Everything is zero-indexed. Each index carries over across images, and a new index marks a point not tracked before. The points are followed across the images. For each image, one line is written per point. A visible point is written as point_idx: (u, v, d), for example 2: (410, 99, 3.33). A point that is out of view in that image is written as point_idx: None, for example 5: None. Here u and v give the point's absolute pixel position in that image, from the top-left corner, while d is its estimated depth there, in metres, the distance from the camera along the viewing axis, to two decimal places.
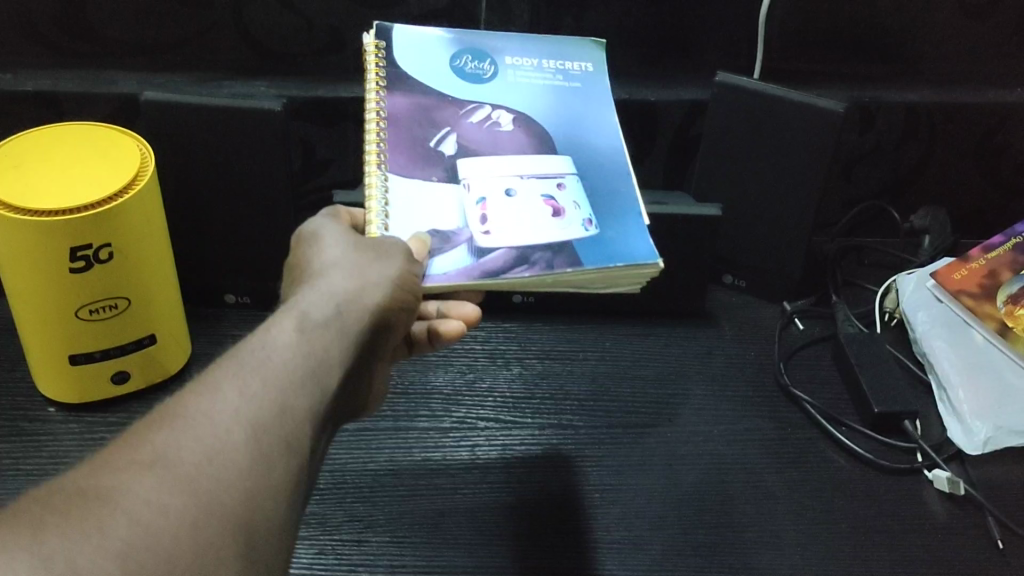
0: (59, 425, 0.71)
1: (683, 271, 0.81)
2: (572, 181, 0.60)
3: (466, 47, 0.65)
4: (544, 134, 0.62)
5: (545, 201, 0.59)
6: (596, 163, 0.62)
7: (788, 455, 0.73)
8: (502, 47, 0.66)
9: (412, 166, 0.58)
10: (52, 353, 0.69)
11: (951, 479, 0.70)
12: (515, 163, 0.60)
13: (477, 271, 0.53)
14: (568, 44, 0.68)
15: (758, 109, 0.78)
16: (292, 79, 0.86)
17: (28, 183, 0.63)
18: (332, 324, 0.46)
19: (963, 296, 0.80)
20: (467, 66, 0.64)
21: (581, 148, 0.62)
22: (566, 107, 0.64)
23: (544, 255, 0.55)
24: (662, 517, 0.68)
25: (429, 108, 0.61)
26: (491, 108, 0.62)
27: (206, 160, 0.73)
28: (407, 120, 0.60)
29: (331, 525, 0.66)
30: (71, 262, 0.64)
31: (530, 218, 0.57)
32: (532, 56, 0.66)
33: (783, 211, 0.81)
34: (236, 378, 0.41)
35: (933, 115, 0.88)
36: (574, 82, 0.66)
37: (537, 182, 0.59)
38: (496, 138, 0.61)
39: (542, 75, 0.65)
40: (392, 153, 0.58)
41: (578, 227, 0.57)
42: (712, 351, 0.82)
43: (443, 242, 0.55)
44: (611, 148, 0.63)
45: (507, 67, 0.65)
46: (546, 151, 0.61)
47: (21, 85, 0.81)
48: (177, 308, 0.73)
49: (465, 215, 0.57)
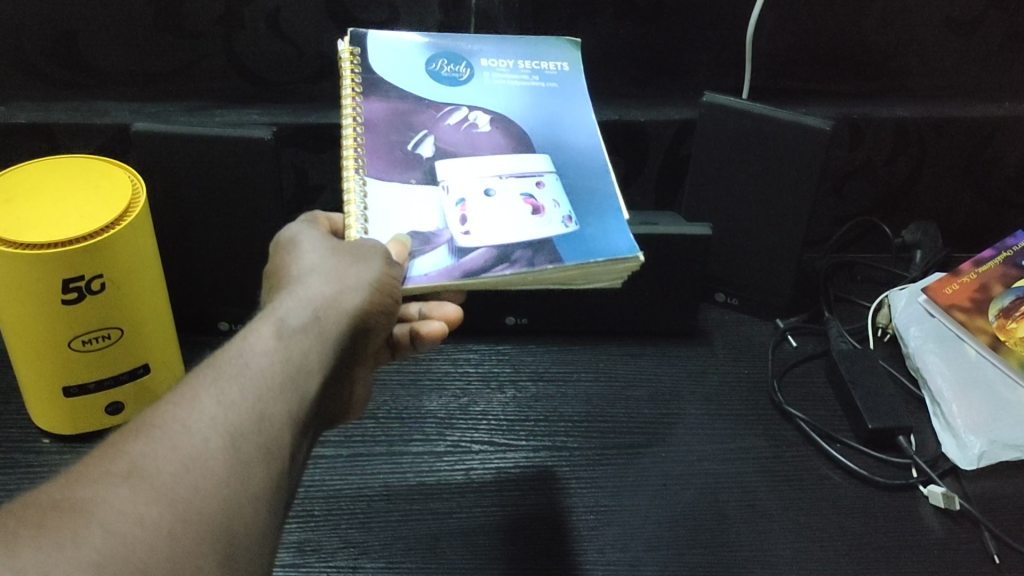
0: (54, 457, 0.71)
1: (674, 291, 0.81)
2: (551, 180, 0.60)
3: (442, 52, 0.65)
4: (521, 133, 0.62)
5: (525, 199, 0.59)
6: (574, 161, 0.62)
7: (783, 473, 0.73)
8: (477, 50, 0.66)
9: (390, 170, 0.58)
10: (46, 384, 0.69)
11: (946, 494, 0.70)
12: (493, 163, 0.60)
13: (458, 271, 0.53)
14: (544, 45, 0.69)
15: (747, 130, 0.78)
16: (285, 106, 0.87)
17: (19, 217, 0.63)
18: (310, 329, 0.46)
19: (954, 311, 0.80)
20: (443, 70, 0.64)
21: (561, 146, 0.63)
22: (543, 108, 0.64)
23: (525, 254, 0.55)
24: (659, 537, 0.68)
25: (406, 113, 0.61)
26: (468, 110, 0.63)
27: (198, 189, 0.74)
28: (384, 125, 0.60)
29: (326, 552, 0.65)
30: (64, 294, 0.64)
31: (510, 217, 0.57)
32: (508, 58, 0.67)
33: (774, 229, 0.81)
34: (213, 386, 0.41)
35: (922, 130, 0.89)
36: (550, 82, 0.66)
37: (515, 181, 0.59)
38: (472, 137, 0.61)
39: (518, 76, 0.66)
40: (370, 158, 0.58)
41: (558, 224, 0.57)
42: (706, 370, 0.82)
43: (423, 244, 0.55)
44: (589, 146, 0.63)
45: (483, 70, 0.65)
46: (524, 150, 0.61)
47: (14, 117, 0.81)
48: (170, 337, 0.73)
49: (444, 216, 0.57)
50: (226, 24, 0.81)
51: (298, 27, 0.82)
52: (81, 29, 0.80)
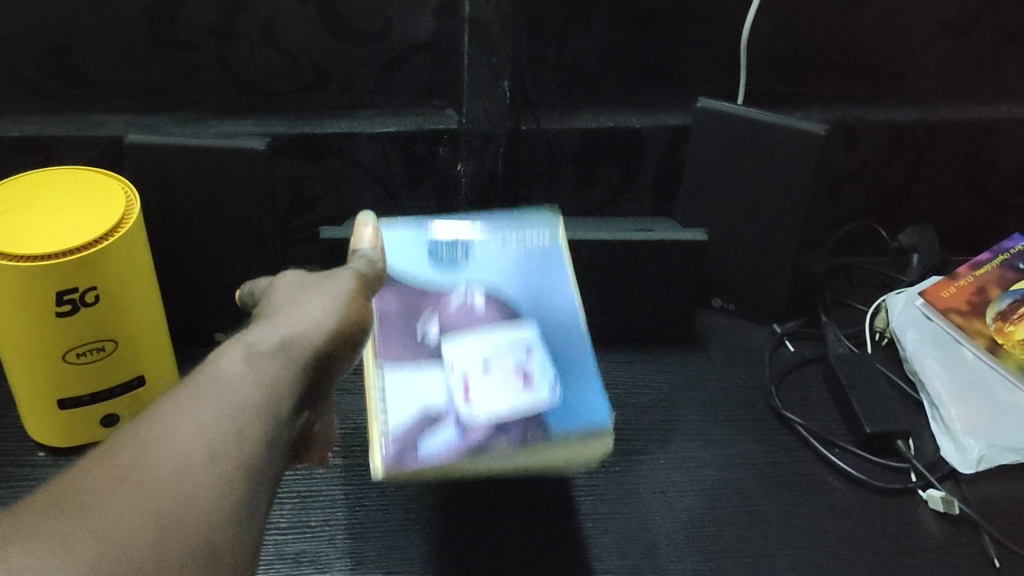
0: (50, 470, 0.71)
1: (670, 297, 0.81)
2: (539, 349, 0.66)
3: (440, 240, 0.72)
4: (513, 307, 0.69)
5: (516, 368, 0.65)
6: (557, 325, 0.68)
7: (780, 479, 0.72)
8: (470, 230, 0.73)
9: (405, 356, 0.65)
10: (40, 396, 0.69)
11: (946, 498, 0.69)
12: (488, 336, 0.66)
13: (465, 449, 0.59)
14: (528, 215, 0.75)
15: (741, 135, 0.78)
16: (279, 116, 0.87)
17: (13, 229, 0.63)
18: (290, 348, 0.47)
19: (951, 314, 0.80)
20: (443, 255, 0.71)
21: (546, 313, 0.69)
22: (528, 280, 0.71)
23: (518, 427, 0.61)
24: (656, 545, 0.67)
25: (415, 300, 0.68)
26: (467, 288, 0.69)
27: (192, 200, 0.74)
28: (397, 321, 0.67)
29: (323, 563, 0.65)
30: (58, 306, 0.64)
31: (506, 388, 0.63)
32: (497, 233, 0.73)
33: (769, 235, 0.81)
34: (200, 393, 0.42)
35: (916, 132, 0.89)
36: (536, 244, 0.73)
37: (507, 353, 0.66)
38: (469, 316, 0.68)
39: (508, 249, 0.73)
40: (387, 349, 0.65)
41: (542, 393, 0.63)
42: (703, 376, 0.81)
43: (433, 421, 0.61)
44: (571, 309, 0.70)
45: (476, 251, 0.72)
46: (514, 319, 0.68)
47: (8, 131, 0.81)
48: (166, 348, 0.73)
49: (451, 390, 0.63)
50: (220, 35, 0.81)
51: (292, 38, 0.82)
52: (75, 42, 0.80)
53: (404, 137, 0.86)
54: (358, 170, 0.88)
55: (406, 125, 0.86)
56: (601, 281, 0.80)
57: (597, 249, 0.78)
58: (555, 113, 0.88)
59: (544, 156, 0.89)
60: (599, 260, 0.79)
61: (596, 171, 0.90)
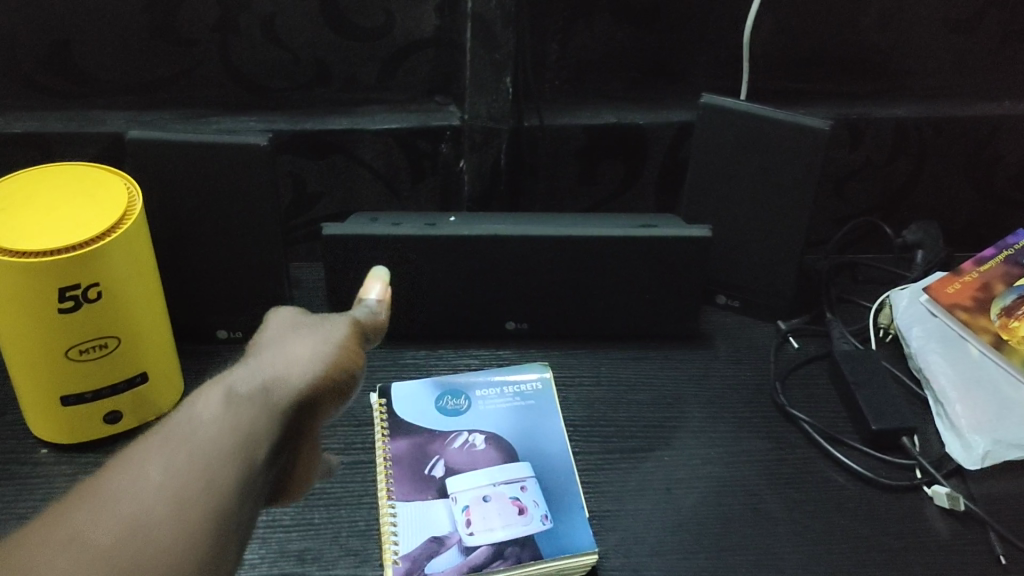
0: (52, 467, 0.71)
1: (675, 294, 0.81)
2: (533, 483, 0.69)
3: (446, 389, 0.77)
4: (511, 448, 0.72)
5: (511, 501, 0.68)
6: (553, 466, 0.71)
7: (786, 476, 0.72)
8: (472, 381, 0.77)
9: (413, 493, 0.68)
10: (42, 394, 0.68)
11: (952, 495, 0.69)
12: (487, 475, 0.70)
13: (466, 566, 0.63)
14: (522, 367, 0.79)
15: (745, 131, 0.78)
16: (281, 112, 0.86)
17: (16, 225, 0.63)
18: (266, 394, 0.41)
19: (957, 310, 0.79)
20: (447, 405, 0.75)
21: (539, 453, 0.72)
22: (523, 422, 0.74)
23: (515, 549, 0.64)
24: (661, 543, 0.67)
25: (423, 443, 0.72)
26: (468, 433, 0.73)
27: (195, 196, 0.73)
28: (406, 461, 0.71)
29: (327, 561, 0.65)
30: (60, 303, 0.63)
31: (502, 520, 0.66)
32: (496, 384, 0.77)
33: (774, 231, 0.81)
34: (161, 448, 0.37)
35: (921, 128, 0.88)
36: (529, 399, 0.76)
37: (504, 487, 0.69)
38: (471, 454, 0.71)
39: (505, 399, 0.76)
40: (396, 485, 0.69)
41: (537, 524, 0.66)
42: (707, 373, 0.81)
43: (438, 546, 0.65)
44: (562, 449, 0.72)
45: (478, 400, 0.76)
46: (511, 460, 0.71)
47: (9, 127, 0.81)
48: (169, 345, 0.73)
49: (453, 520, 0.66)
50: (222, 31, 0.81)
51: (294, 34, 0.82)
52: (76, 38, 0.80)
53: (407, 134, 0.85)
54: (361, 167, 0.87)
55: (409, 122, 0.86)
56: (605, 277, 0.80)
57: (602, 246, 0.78)
58: (558, 110, 0.88)
59: (547, 153, 0.88)
60: (603, 256, 0.78)
61: (599, 168, 0.90)
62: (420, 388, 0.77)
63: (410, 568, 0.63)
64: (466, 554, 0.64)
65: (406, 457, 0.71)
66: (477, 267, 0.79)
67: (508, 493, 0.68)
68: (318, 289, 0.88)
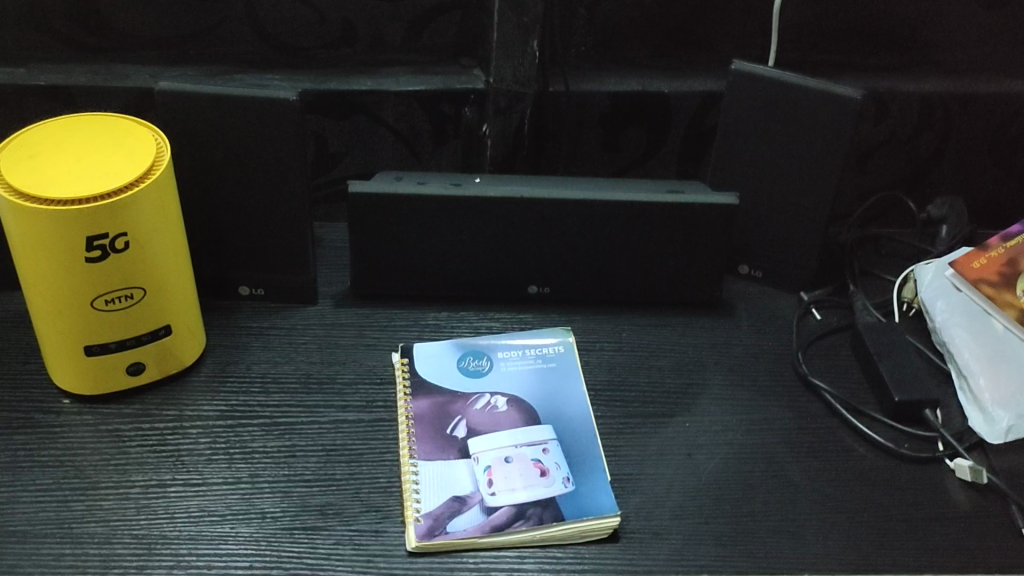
0: (74, 417, 0.70)
1: (698, 261, 0.81)
2: (554, 446, 0.69)
3: (467, 350, 0.77)
4: (532, 410, 0.72)
5: (533, 463, 0.68)
6: (574, 429, 0.71)
7: (808, 444, 0.72)
8: (494, 344, 0.77)
9: (435, 451, 0.68)
10: (67, 344, 0.68)
11: (974, 469, 0.69)
12: (509, 436, 0.70)
13: (488, 526, 0.63)
14: (543, 332, 0.79)
15: (774, 99, 0.77)
16: (306, 71, 0.86)
17: (45, 173, 0.62)
18: None
19: (981, 286, 0.79)
20: (469, 367, 0.75)
21: (560, 416, 0.72)
22: (545, 384, 0.74)
23: (537, 510, 0.64)
24: (682, 506, 0.67)
25: (445, 403, 0.72)
26: (491, 394, 0.73)
27: (221, 151, 0.73)
28: (429, 420, 0.71)
29: (348, 515, 0.64)
30: (87, 252, 0.63)
31: (524, 481, 0.66)
32: (517, 347, 0.77)
33: (800, 202, 0.80)
34: None
35: (948, 103, 0.88)
36: (550, 362, 0.76)
37: (525, 449, 0.69)
38: (493, 415, 0.71)
39: (526, 361, 0.76)
40: (418, 443, 0.69)
41: (558, 485, 0.66)
42: (729, 342, 0.81)
43: (460, 506, 0.65)
44: (583, 414, 0.72)
45: (500, 361, 0.76)
46: (533, 423, 0.71)
47: (34, 78, 0.80)
48: (193, 300, 0.73)
49: (475, 480, 0.66)
50: None
51: None
52: None
53: (432, 95, 0.85)
54: (385, 128, 0.87)
55: (434, 84, 0.85)
56: (629, 242, 0.79)
57: (627, 211, 0.77)
58: (585, 76, 0.87)
59: (572, 118, 0.88)
60: (627, 222, 0.78)
61: (623, 135, 0.89)
62: (442, 349, 0.77)
63: (432, 525, 0.63)
64: (488, 514, 0.64)
65: (428, 416, 0.71)
66: (500, 229, 0.78)
67: (530, 455, 0.68)
68: (339, 249, 0.88)
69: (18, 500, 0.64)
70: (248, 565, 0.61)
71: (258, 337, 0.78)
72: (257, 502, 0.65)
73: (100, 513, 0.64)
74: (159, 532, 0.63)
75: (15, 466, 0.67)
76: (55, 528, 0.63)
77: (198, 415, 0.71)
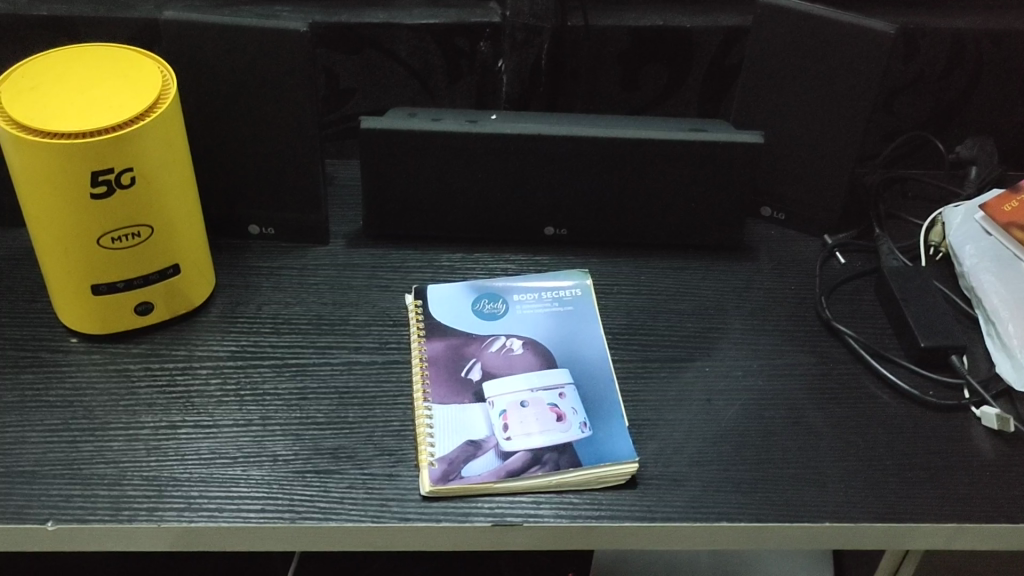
0: (82, 357, 0.69)
1: (720, 202, 0.78)
2: (571, 391, 0.68)
3: (482, 293, 0.75)
4: (548, 353, 0.70)
5: (550, 407, 0.66)
6: (592, 373, 0.69)
7: (830, 391, 0.71)
8: (510, 286, 0.75)
9: (450, 395, 0.67)
10: (73, 282, 0.66)
11: (1000, 416, 0.67)
12: (524, 380, 0.68)
13: (503, 471, 0.62)
14: (559, 275, 0.77)
15: (802, 34, 0.74)
16: (315, 3, 0.83)
17: (47, 106, 0.60)
18: None
19: (1013, 229, 0.77)
20: (484, 310, 0.73)
21: (577, 360, 0.70)
22: (561, 328, 0.72)
23: (553, 455, 0.63)
24: (701, 453, 0.65)
25: (460, 346, 0.71)
26: (507, 337, 0.71)
27: (229, 84, 0.71)
28: (444, 362, 0.69)
29: (361, 459, 0.63)
30: (92, 187, 0.61)
31: (541, 426, 0.65)
32: (534, 290, 0.75)
33: (826, 142, 0.78)
34: None
35: (980, 40, 0.85)
36: (567, 306, 0.74)
37: (541, 393, 0.67)
38: (509, 359, 0.70)
39: (543, 305, 0.74)
40: (433, 387, 0.68)
41: (575, 431, 0.65)
42: (750, 286, 0.79)
43: (475, 450, 0.63)
44: (601, 359, 0.71)
45: (516, 304, 0.74)
46: (550, 366, 0.69)
47: (37, 9, 0.78)
48: (201, 238, 0.71)
49: (490, 426, 0.65)
50: None
51: None
52: None
53: (445, 29, 0.82)
54: (397, 63, 0.84)
55: (449, 17, 0.82)
56: (649, 183, 0.77)
57: (648, 150, 0.75)
58: (604, 10, 0.84)
59: (590, 53, 0.85)
60: (647, 160, 0.76)
61: (643, 72, 0.86)
62: (457, 291, 0.75)
63: (446, 470, 0.62)
64: (504, 459, 0.63)
65: (443, 359, 0.70)
66: (517, 166, 0.76)
67: (547, 400, 0.67)
68: (351, 188, 0.86)
69: (26, 440, 0.63)
70: (260, 508, 0.60)
71: (269, 277, 0.76)
72: (269, 444, 0.64)
73: (110, 454, 0.63)
74: (170, 474, 0.62)
75: (22, 407, 0.65)
76: (64, 468, 0.62)
77: (209, 356, 0.70)
